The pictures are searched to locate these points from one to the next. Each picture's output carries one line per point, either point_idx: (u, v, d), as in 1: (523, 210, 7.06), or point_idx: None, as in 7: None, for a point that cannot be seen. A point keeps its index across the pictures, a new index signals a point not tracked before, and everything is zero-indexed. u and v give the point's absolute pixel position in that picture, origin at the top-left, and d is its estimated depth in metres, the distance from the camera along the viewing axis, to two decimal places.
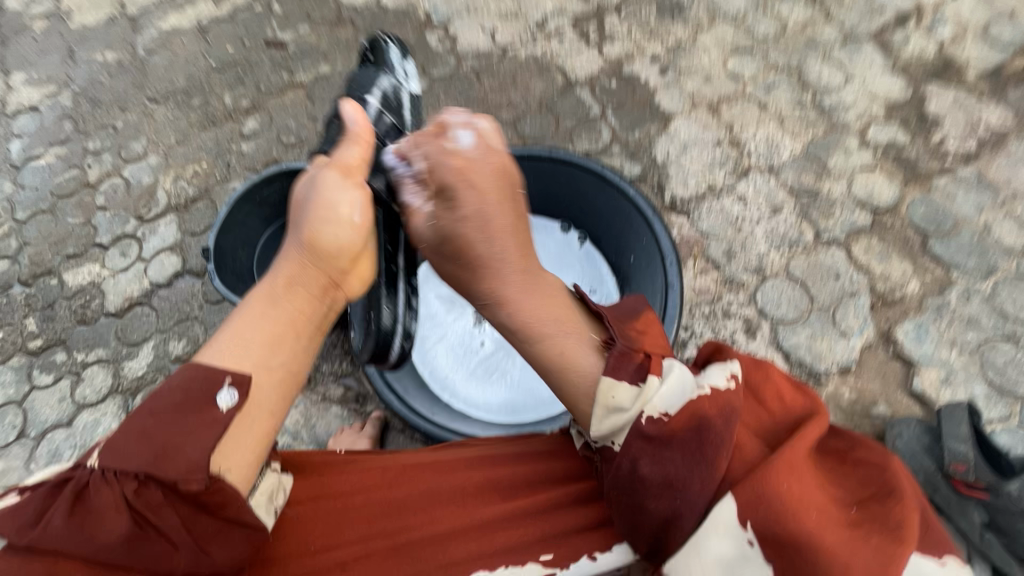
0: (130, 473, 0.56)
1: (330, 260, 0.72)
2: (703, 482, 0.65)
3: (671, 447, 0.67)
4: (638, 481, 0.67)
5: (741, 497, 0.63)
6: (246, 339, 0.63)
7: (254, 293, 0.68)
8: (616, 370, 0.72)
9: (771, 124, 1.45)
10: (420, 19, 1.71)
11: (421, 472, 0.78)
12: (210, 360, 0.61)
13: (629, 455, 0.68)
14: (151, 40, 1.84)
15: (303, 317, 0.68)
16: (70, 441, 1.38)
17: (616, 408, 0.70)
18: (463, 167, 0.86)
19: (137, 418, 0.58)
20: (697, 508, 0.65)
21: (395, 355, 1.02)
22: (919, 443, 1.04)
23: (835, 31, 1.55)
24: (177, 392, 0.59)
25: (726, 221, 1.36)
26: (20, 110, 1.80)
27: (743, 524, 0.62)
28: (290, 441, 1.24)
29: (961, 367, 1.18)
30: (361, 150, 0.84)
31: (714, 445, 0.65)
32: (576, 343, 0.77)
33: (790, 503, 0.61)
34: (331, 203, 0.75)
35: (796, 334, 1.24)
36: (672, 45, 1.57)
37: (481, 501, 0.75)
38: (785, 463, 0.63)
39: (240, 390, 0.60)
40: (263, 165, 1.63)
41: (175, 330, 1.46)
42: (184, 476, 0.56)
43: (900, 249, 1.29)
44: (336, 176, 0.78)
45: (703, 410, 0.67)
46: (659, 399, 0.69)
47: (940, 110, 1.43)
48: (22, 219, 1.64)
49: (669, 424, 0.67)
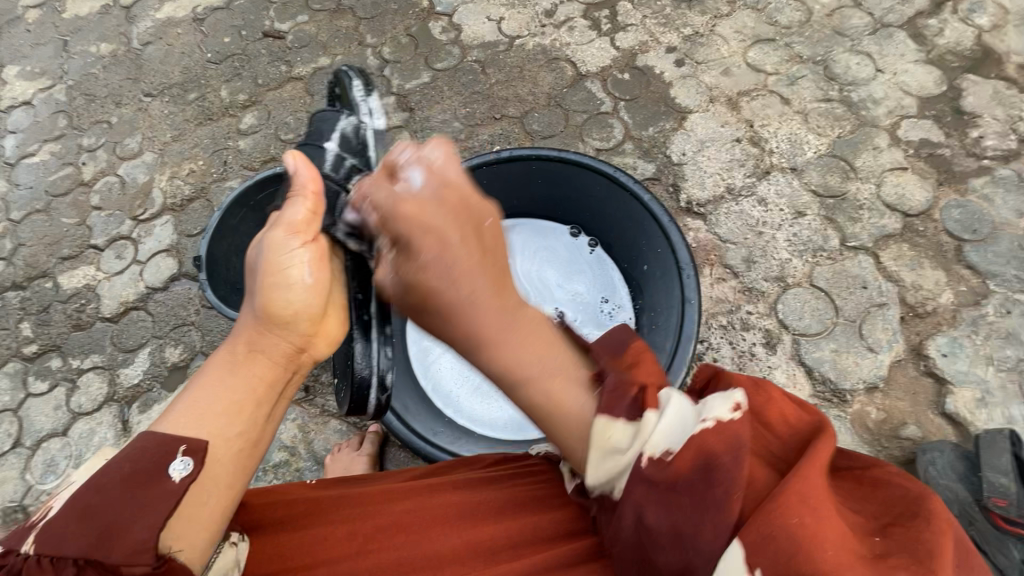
0: (67, 558, 0.46)
1: (289, 325, 0.61)
2: (715, 528, 0.44)
3: (675, 488, 0.47)
4: (644, 533, 0.48)
5: (749, 538, 0.43)
6: (202, 411, 0.54)
7: (207, 366, 0.58)
8: (609, 406, 0.53)
9: (795, 120, 1.36)
10: (423, 8, 1.64)
11: (395, 527, 0.65)
12: (163, 429, 0.53)
13: (629, 506, 0.49)
14: (145, 31, 1.77)
15: (267, 388, 0.59)
16: (66, 451, 1.35)
17: (612, 451, 0.52)
18: (413, 210, 0.61)
19: (82, 490, 0.49)
20: (708, 560, 0.44)
21: (372, 407, 0.79)
22: (953, 471, 0.99)
23: (865, 18, 1.45)
24: (127, 459, 0.51)
25: (745, 225, 1.28)
26: (13, 105, 1.74)
27: (750, 570, 0.42)
28: (288, 457, 1.21)
29: (997, 386, 1.11)
30: (306, 208, 0.65)
31: (721, 476, 0.45)
32: (570, 381, 0.56)
33: (811, 540, 0.41)
34: (283, 262, 0.62)
35: (819, 348, 1.17)
36: (689, 35, 1.48)
37: (471, 566, 0.62)
38: (802, 490, 0.43)
39: (196, 458, 0.52)
40: (261, 163, 1.57)
41: (170, 337, 1.42)
42: (127, 558, 0.46)
43: (933, 257, 1.21)
44: (282, 235, 0.63)
45: (706, 443, 0.47)
46: (660, 433, 0.49)
47: (978, 104, 1.33)
48: (16, 219, 1.60)
49: (672, 463, 0.48)
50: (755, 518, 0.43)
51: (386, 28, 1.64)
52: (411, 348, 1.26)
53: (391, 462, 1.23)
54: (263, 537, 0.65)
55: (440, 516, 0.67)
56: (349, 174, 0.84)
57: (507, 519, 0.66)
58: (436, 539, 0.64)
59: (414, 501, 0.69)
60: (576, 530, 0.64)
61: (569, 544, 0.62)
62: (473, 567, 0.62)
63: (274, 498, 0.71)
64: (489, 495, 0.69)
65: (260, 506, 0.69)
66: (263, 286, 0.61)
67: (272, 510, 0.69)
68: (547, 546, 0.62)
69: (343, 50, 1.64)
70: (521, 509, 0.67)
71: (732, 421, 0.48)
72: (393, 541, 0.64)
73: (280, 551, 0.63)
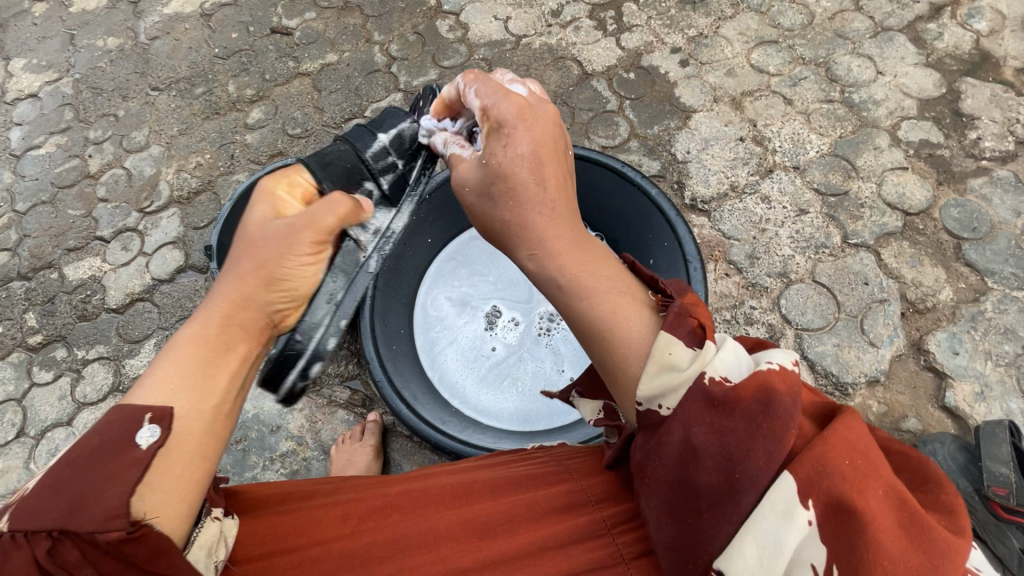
0: (41, 531, 0.46)
1: (277, 301, 0.60)
2: (768, 455, 0.43)
3: (731, 414, 0.45)
4: (689, 455, 0.46)
5: (802, 473, 0.42)
6: (174, 383, 0.52)
7: (175, 341, 0.55)
8: (674, 324, 0.51)
9: (797, 120, 1.39)
10: (430, 6, 1.66)
11: (392, 507, 0.65)
12: (133, 399, 0.51)
13: (678, 422, 0.47)
14: (152, 26, 1.78)
15: (241, 364, 0.57)
16: (70, 440, 1.35)
17: (670, 367, 0.49)
18: (527, 111, 0.64)
19: (53, 469, 0.48)
20: (755, 486, 0.43)
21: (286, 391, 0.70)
22: (954, 461, 1.01)
23: (866, 22, 1.47)
24: (96, 433, 0.50)
25: (749, 222, 1.30)
26: (19, 98, 1.75)
27: (804, 503, 0.41)
28: (296, 446, 1.23)
29: (996, 380, 1.14)
30: (337, 215, 0.64)
31: (782, 412, 0.44)
32: (633, 303, 0.54)
33: (860, 480, 0.41)
34: (294, 260, 0.60)
35: (822, 343, 1.19)
36: (693, 36, 1.50)
37: (472, 542, 0.61)
38: (850, 436, 0.43)
39: (163, 425, 0.50)
40: (268, 157, 1.57)
41: (177, 328, 1.42)
42: (99, 525, 0.46)
43: (933, 254, 1.23)
44: (308, 238, 0.61)
45: (771, 380, 0.45)
46: (720, 361, 0.47)
47: (976, 107, 1.36)
48: (22, 210, 1.60)
49: (734, 390, 0.45)
50: (808, 454, 0.42)
51: (393, 26, 1.65)
52: (418, 340, 1.27)
53: (398, 452, 1.23)
54: (257, 519, 0.64)
55: (436, 497, 0.66)
56: (385, 171, 0.80)
57: (504, 498, 0.65)
58: (430, 517, 0.64)
59: (410, 485, 0.69)
60: (575, 503, 0.64)
61: (572, 522, 0.62)
62: (474, 543, 0.61)
63: (267, 490, 0.70)
64: (487, 477, 0.70)
65: (253, 494, 0.69)
66: (270, 269, 0.59)
67: (264, 498, 0.68)
68: (547, 522, 0.62)
69: (351, 47, 1.65)
70: (518, 487, 0.67)
71: (793, 371, 0.47)
72: (391, 519, 0.64)
73: (274, 531, 0.62)
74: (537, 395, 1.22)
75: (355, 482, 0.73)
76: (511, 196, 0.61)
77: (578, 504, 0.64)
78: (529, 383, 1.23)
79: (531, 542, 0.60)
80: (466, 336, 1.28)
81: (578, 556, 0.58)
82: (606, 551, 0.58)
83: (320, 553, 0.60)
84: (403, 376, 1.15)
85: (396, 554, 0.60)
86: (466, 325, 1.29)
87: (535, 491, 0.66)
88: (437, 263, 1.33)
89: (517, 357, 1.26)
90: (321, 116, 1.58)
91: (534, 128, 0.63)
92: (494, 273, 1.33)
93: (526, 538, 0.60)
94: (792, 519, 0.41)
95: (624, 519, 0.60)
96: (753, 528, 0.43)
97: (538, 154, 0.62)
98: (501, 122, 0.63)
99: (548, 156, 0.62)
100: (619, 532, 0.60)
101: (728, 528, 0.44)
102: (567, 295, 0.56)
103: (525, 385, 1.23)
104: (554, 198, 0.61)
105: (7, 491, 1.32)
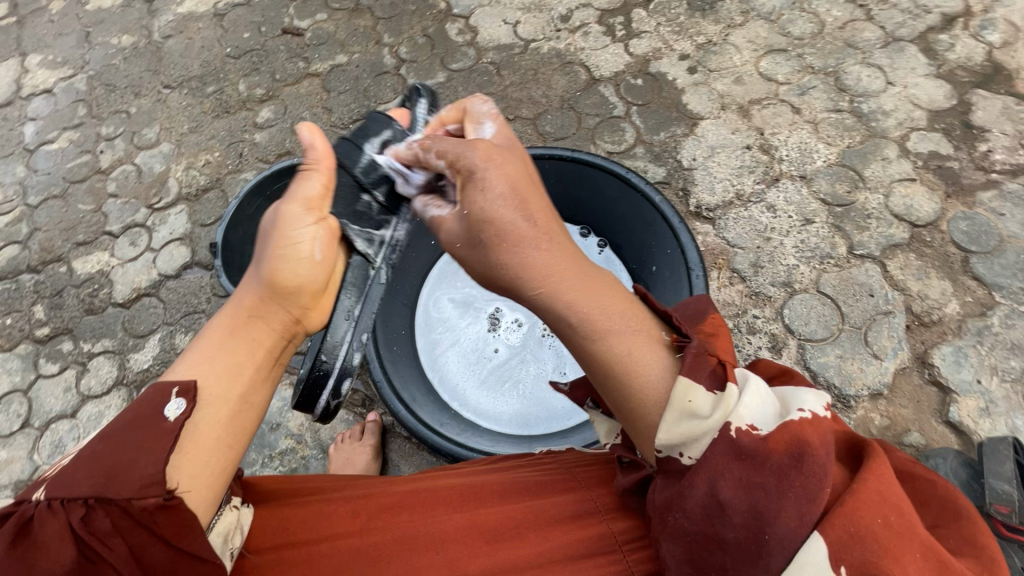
0: (78, 499, 0.46)
1: (292, 296, 0.60)
2: (799, 514, 0.42)
3: (761, 469, 0.44)
4: (714, 510, 0.45)
5: (833, 535, 0.41)
6: (210, 364, 0.55)
7: (209, 330, 0.58)
8: (692, 369, 0.50)
9: (805, 129, 1.38)
10: (441, 9, 1.67)
11: (399, 507, 0.64)
12: (168, 377, 0.54)
13: (703, 474, 0.46)
14: (167, 24, 1.81)
15: (264, 357, 0.58)
16: (74, 432, 1.36)
17: (691, 414, 0.48)
18: (490, 147, 0.63)
19: (88, 445, 0.50)
20: (785, 547, 0.42)
21: (320, 411, 0.75)
22: (956, 477, 1.00)
23: (876, 32, 1.47)
24: (131, 411, 0.51)
25: (754, 231, 1.29)
26: (34, 93, 1.77)
27: (836, 568, 0.40)
28: (295, 444, 1.24)
29: (1002, 397, 1.12)
30: (319, 181, 0.63)
31: (812, 467, 0.43)
32: (649, 345, 0.54)
33: (893, 540, 0.40)
34: (292, 232, 0.60)
35: (825, 354, 1.18)
36: (702, 43, 1.50)
37: (473, 543, 0.60)
38: (881, 487, 0.42)
39: (189, 398, 0.52)
40: (276, 156, 1.58)
41: (182, 323, 1.43)
42: (137, 491, 0.47)
43: (940, 267, 1.22)
44: (298, 209, 0.61)
45: (803, 436, 0.44)
46: (745, 409, 0.47)
47: (987, 119, 1.34)
48: (33, 204, 1.62)
49: (763, 443, 0.45)
50: (837, 514, 0.41)
51: (403, 28, 1.66)
52: (419, 341, 1.27)
53: (396, 453, 1.23)
54: (269, 509, 0.63)
55: (440, 499, 0.66)
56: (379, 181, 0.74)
57: (511, 502, 0.64)
58: (435, 515, 0.63)
59: (416, 486, 0.69)
60: (581, 514, 0.62)
61: (581, 532, 0.61)
62: (475, 544, 0.60)
63: (277, 480, 0.70)
64: (493, 482, 0.69)
65: (266, 485, 0.69)
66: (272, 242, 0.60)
67: (272, 490, 0.68)
68: (554, 530, 0.61)
69: (361, 49, 1.66)
70: (525, 494, 0.66)
71: (823, 418, 0.46)
72: (401, 519, 0.63)
73: (286, 525, 0.62)
74: (538, 399, 1.21)
75: (363, 481, 0.72)
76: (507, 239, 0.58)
77: (583, 514, 0.62)
78: (530, 385, 1.23)
79: (537, 550, 0.59)
80: (469, 337, 1.28)
81: (588, 569, 0.57)
82: (615, 568, 0.57)
83: (328, 549, 0.59)
84: (403, 377, 1.16)
85: (402, 555, 0.59)
86: (469, 326, 1.29)
87: (544, 498, 0.65)
88: (442, 262, 1.33)
89: (519, 358, 1.26)
90: (330, 117, 1.59)
91: (507, 168, 0.61)
92: None
93: (532, 546, 0.59)
94: None
95: (633, 537, 0.60)
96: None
97: (529, 214, 0.59)
98: (473, 170, 0.60)
99: (528, 193, 0.61)
100: (629, 549, 0.59)
101: None
102: (582, 333, 0.55)
103: (526, 388, 1.23)
104: (544, 228, 0.59)
105: (10, 480, 1.34)
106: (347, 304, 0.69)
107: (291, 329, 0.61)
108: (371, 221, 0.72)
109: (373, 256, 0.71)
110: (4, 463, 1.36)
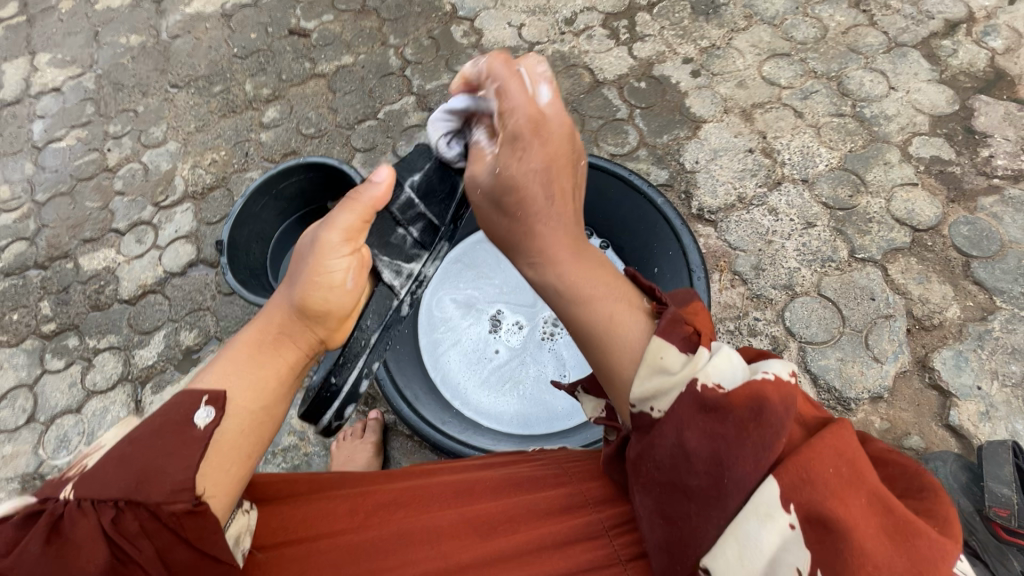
0: (107, 501, 0.47)
1: (319, 319, 0.62)
2: (755, 460, 0.43)
3: (724, 420, 0.45)
4: (680, 459, 0.46)
5: (786, 478, 0.42)
6: (235, 372, 0.56)
7: (239, 340, 0.60)
8: (666, 330, 0.51)
9: (807, 133, 1.39)
10: (446, 12, 1.68)
11: (393, 505, 0.65)
12: (197, 384, 0.55)
13: (670, 424, 0.47)
14: (174, 24, 1.82)
15: (287, 372, 0.59)
16: (79, 427, 1.37)
17: (660, 371, 0.49)
18: (539, 120, 0.64)
19: (117, 446, 0.50)
20: (742, 489, 0.44)
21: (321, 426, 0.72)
22: (957, 481, 1.00)
23: (880, 37, 1.47)
24: (158, 414, 0.51)
25: (755, 234, 1.30)
26: (43, 91, 1.79)
27: (785, 506, 0.42)
28: (298, 440, 1.25)
29: (1002, 401, 1.12)
30: (352, 214, 0.63)
31: (773, 419, 0.44)
32: (629, 308, 0.55)
33: (842, 488, 0.41)
34: (327, 262, 0.61)
35: (825, 357, 1.18)
36: (705, 47, 1.51)
37: (472, 537, 0.61)
38: (839, 442, 0.43)
39: (218, 406, 0.52)
40: (281, 156, 1.59)
41: (186, 320, 1.44)
42: (167, 497, 0.47)
43: (941, 272, 1.22)
44: (336, 239, 0.62)
45: (765, 392, 0.45)
46: (712, 367, 0.47)
47: (989, 124, 1.35)
48: (41, 201, 1.64)
49: (726, 398, 0.45)
50: (791, 459, 0.42)
51: (409, 30, 1.68)
52: (421, 340, 1.29)
53: (397, 450, 1.24)
54: (268, 508, 0.64)
55: (438, 496, 0.66)
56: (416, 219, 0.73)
57: (504, 497, 0.65)
58: (436, 512, 0.63)
59: (414, 483, 0.70)
60: (573, 505, 0.63)
61: (571, 521, 0.61)
62: (475, 540, 0.60)
63: (275, 475, 0.71)
64: (487, 477, 0.70)
65: (262, 479, 0.69)
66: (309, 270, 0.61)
67: (270, 485, 0.68)
68: (547, 521, 0.62)
69: (366, 50, 1.67)
70: (517, 488, 0.67)
71: (788, 382, 0.46)
72: (396, 515, 0.64)
73: (285, 524, 0.62)
74: (537, 399, 1.22)
75: (361, 476, 0.73)
76: (524, 195, 0.61)
77: (576, 505, 0.63)
78: (530, 387, 1.24)
79: (530, 542, 0.60)
80: (469, 337, 1.29)
81: (576, 556, 0.58)
82: (603, 552, 0.58)
83: (324, 545, 0.60)
84: (406, 375, 1.16)
85: (399, 548, 0.60)
86: (469, 327, 1.30)
87: (536, 493, 0.65)
88: (444, 263, 1.34)
89: (519, 360, 1.27)
90: (336, 117, 1.60)
91: (551, 146, 0.63)
92: (501, 277, 1.33)
93: (526, 537, 0.60)
94: (773, 520, 0.42)
95: (620, 523, 0.60)
96: (735, 531, 0.44)
97: (554, 196, 0.62)
98: (516, 135, 0.63)
99: (560, 172, 0.63)
100: (616, 535, 0.59)
101: (715, 532, 0.45)
102: (563, 297, 0.57)
103: (525, 388, 1.24)
104: (560, 206, 0.61)
105: (16, 474, 1.35)
106: (363, 329, 0.69)
107: (314, 347, 0.63)
108: (401, 253, 0.72)
109: (399, 289, 0.71)
110: (10, 457, 1.37)
